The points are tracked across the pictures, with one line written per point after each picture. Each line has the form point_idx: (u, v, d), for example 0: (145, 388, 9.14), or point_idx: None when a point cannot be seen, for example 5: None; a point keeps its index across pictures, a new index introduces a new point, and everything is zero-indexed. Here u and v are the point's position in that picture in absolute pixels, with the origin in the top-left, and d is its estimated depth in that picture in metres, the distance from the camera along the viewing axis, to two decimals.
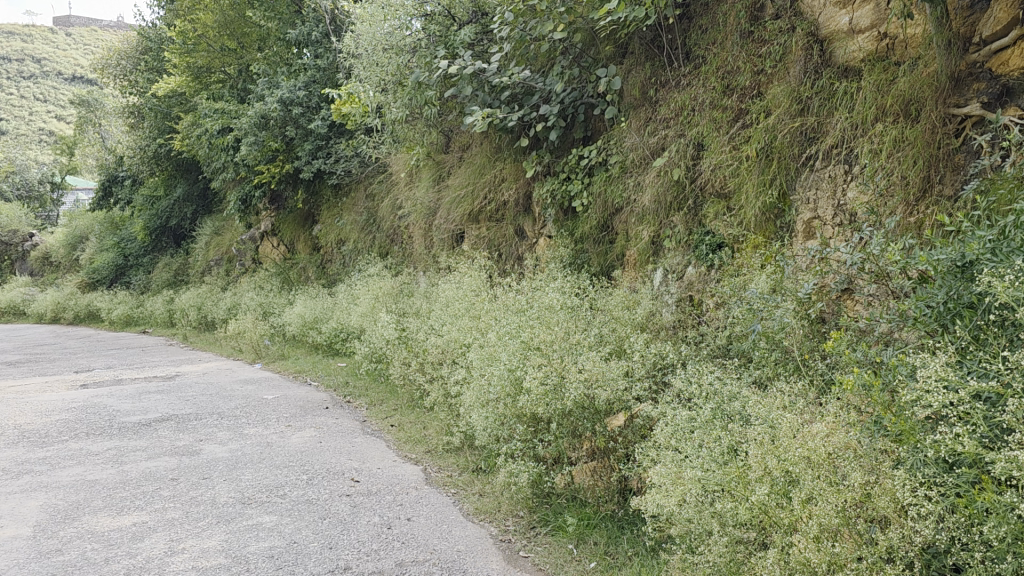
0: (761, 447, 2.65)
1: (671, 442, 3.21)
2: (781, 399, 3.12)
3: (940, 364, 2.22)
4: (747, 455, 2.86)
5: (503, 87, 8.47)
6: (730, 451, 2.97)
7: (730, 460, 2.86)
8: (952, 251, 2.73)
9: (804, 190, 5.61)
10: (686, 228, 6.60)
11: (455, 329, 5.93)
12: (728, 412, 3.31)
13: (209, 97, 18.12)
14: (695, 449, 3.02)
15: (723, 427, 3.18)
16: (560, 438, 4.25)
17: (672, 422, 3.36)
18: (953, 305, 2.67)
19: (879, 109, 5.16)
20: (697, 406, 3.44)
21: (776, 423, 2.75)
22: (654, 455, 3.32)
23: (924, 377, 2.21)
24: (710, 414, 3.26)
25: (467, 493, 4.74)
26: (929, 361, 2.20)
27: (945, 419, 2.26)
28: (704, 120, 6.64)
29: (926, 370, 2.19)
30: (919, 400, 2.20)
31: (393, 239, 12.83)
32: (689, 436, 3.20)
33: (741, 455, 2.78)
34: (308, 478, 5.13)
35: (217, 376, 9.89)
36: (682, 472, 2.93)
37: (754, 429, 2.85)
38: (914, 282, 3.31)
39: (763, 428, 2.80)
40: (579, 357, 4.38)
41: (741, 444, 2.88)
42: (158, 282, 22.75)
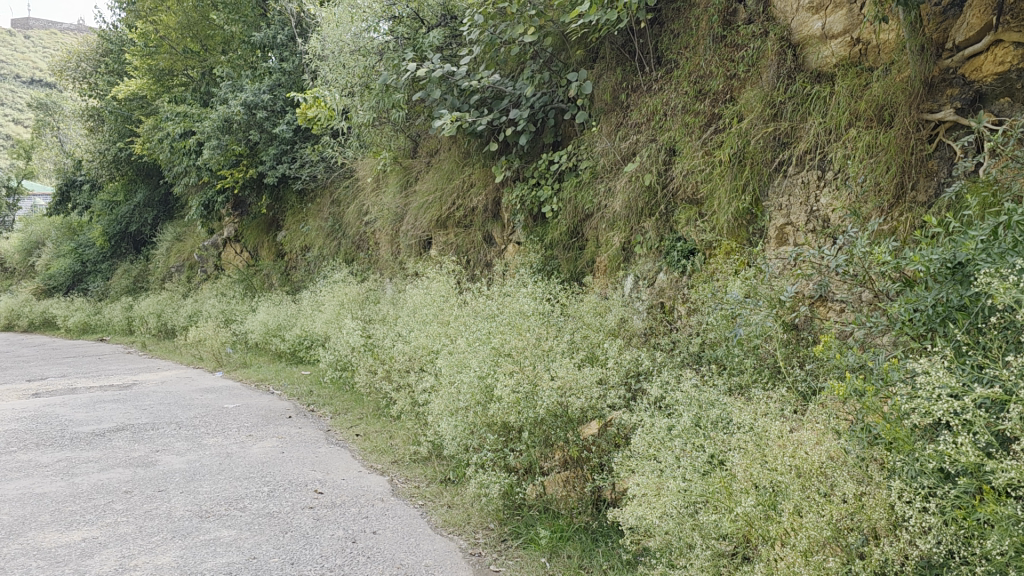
0: (746, 457, 2.55)
1: (648, 450, 3.09)
2: (762, 407, 3.02)
3: (936, 370, 2.14)
4: (730, 465, 2.76)
5: (472, 91, 8.34)
6: (711, 461, 2.86)
7: (710, 470, 2.76)
8: (944, 252, 2.71)
9: (777, 196, 5.57)
10: (657, 234, 6.54)
11: (422, 336, 5.78)
12: (708, 420, 3.21)
13: (170, 101, 17.79)
14: (675, 458, 2.91)
15: (703, 435, 3.08)
16: (533, 447, 4.12)
17: (650, 431, 3.24)
18: (942, 308, 2.68)
19: (853, 114, 5.12)
20: (675, 414, 3.34)
21: (761, 431, 2.66)
22: (632, 465, 3.20)
23: (921, 382, 2.13)
24: (690, 423, 3.16)
25: (435, 504, 4.59)
26: (926, 366, 2.13)
27: (940, 427, 2.17)
28: (676, 125, 6.57)
29: (923, 375, 2.12)
30: (916, 406, 2.11)
31: (359, 246, 12.64)
32: (666, 445, 3.09)
33: (724, 465, 2.67)
34: (270, 490, 4.94)
35: (176, 385, 9.64)
36: (663, 483, 2.81)
37: (736, 437, 2.75)
38: (901, 284, 3.30)
39: (746, 437, 2.70)
40: (552, 364, 4.27)
41: (724, 453, 2.77)
42: (117, 289, 22.27)
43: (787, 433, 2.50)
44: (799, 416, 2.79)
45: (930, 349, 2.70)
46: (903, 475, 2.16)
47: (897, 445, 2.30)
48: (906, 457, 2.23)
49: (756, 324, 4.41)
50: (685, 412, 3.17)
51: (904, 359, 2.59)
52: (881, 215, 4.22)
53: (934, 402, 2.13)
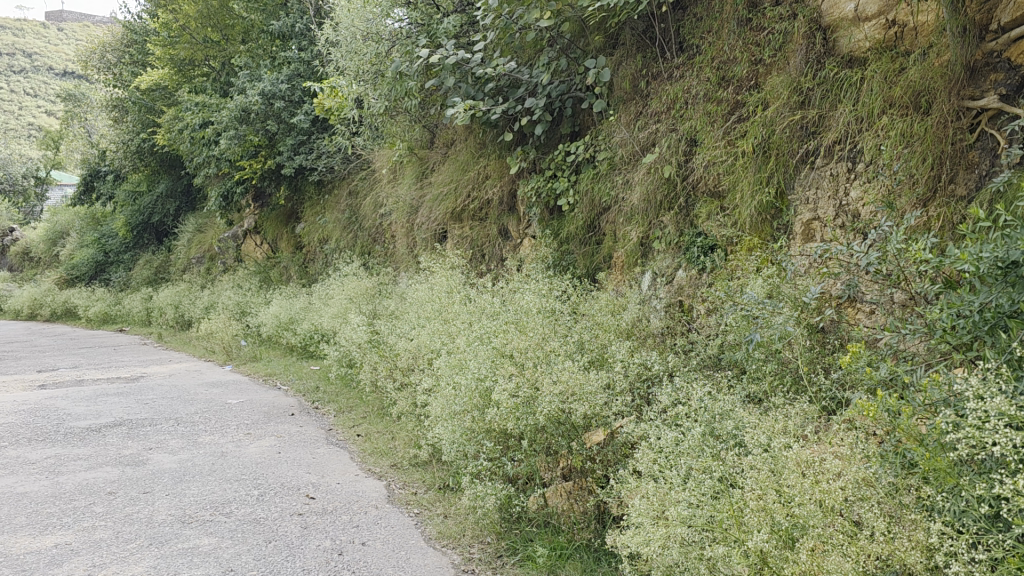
0: (760, 483, 2.24)
1: (652, 468, 2.78)
2: (781, 424, 2.70)
3: (991, 393, 1.84)
4: (742, 490, 2.44)
5: (487, 79, 8.03)
6: (720, 484, 2.55)
7: (719, 498, 2.44)
8: (998, 249, 2.47)
9: (804, 189, 5.22)
10: (676, 229, 6.21)
11: (424, 332, 5.49)
12: (724, 437, 2.89)
13: (191, 91, 17.64)
14: (681, 479, 2.60)
15: (713, 453, 2.76)
16: (533, 456, 3.84)
17: (656, 445, 2.93)
18: (992, 314, 2.50)
19: (886, 101, 4.76)
20: (685, 427, 3.02)
21: (776, 454, 2.35)
22: (636, 482, 2.89)
23: (974, 404, 1.84)
24: (701, 440, 2.84)
25: (431, 514, 4.31)
26: (979, 388, 1.83)
27: (991, 459, 1.87)
28: (697, 114, 6.20)
29: (977, 399, 1.82)
30: (964, 432, 1.81)
31: (375, 239, 12.39)
32: (673, 463, 2.77)
33: (736, 490, 2.36)
34: (259, 494, 4.69)
35: (183, 378, 9.45)
36: (666, 508, 2.50)
37: (750, 460, 2.44)
38: (941, 287, 2.98)
39: (761, 460, 2.39)
40: (555, 367, 3.95)
41: (736, 477, 2.47)
42: (138, 279, 22.25)
43: (809, 453, 2.20)
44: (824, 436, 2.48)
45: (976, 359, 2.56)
46: (946, 515, 1.86)
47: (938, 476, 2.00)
48: (947, 490, 1.93)
49: (787, 328, 4.09)
50: (694, 426, 2.85)
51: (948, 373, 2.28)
52: (920, 208, 3.89)
53: (986, 429, 1.83)
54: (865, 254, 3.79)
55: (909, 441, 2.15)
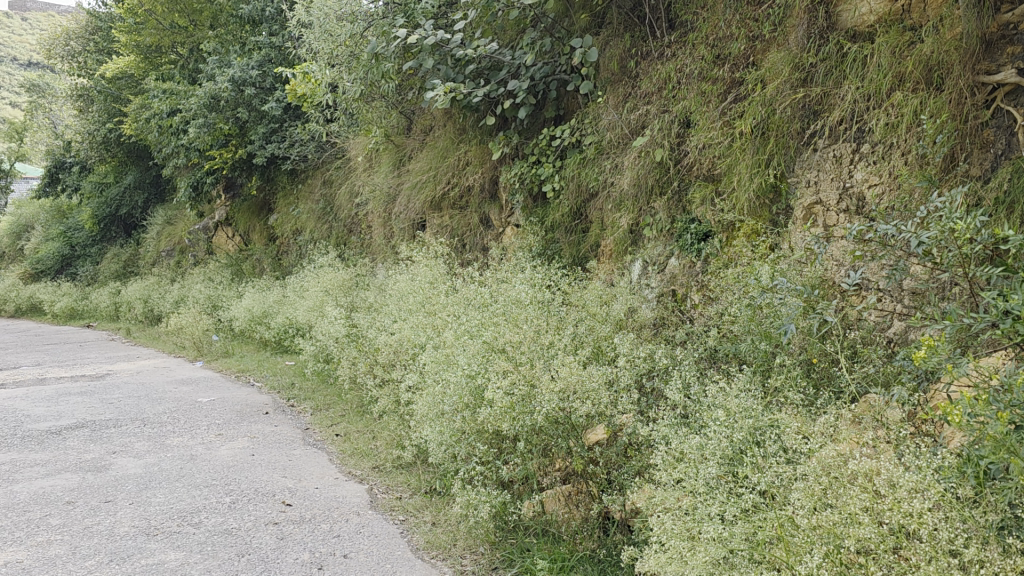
0: (812, 499, 1.97)
1: (671, 476, 2.50)
2: (815, 428, 2.43)
3: None
4: (780, 505, 2.19)
5: (468, 61, 7.67)
6: (753, 499, 2.28)
7: (756, 512, 2.16)
8: None
9: (805, 171, 4.97)
10: (668, 215, 5.95)
11: (407, 325, 5.17)
12: (751, 441, 2.60)
13: (157, 78, 17.07)
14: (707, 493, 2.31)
15: (741, 463, 2.49)
16: (530, 458, 3.54)
17: (674, 448, 2.65)
18: None
19: (896, 77, 4.48)
20: (705, 430, 2.74)
21: (825, 464, 2.08)
22: (653, 493, 2.60)
23: None
24: (728, 445, 2.56)
25: (417, 521, 4.01)
26: None
27: None
28: (691, 94, 5.90)
29: None
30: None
31: (351, 229, 12.02)
32: (693, 471, 2.49)
33: (778, 506, 2.09)
34: (231, 502, 4.35)
35: (150, 375, 9.05)
36: (695, 526, 2.22)
37: (793, 469, 2.17)
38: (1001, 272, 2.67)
39: (805, 468, 2.12)
40: (553, 362, 3.64)
41: (773, 491, 2.21)
42: (106, 273, 21.67)
43: (874, 461, 1.93)
44: (875, 446, 2.24)
45: None
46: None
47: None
48: None
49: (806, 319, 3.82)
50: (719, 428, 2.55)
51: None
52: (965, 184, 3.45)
53: None
54: (914, 234, 3.18)
55: (993, 454, 1.94)
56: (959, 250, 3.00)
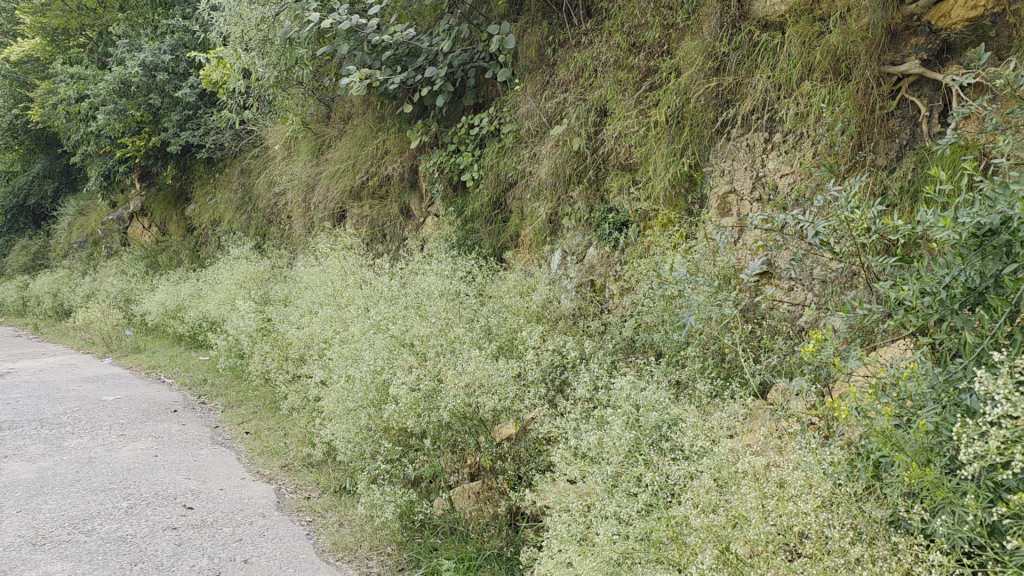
0: (703, 501, 1.95)
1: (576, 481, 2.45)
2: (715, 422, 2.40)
3: (1009, 399, 1.58)
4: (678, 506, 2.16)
5: (384, 46, 7.48)
6: (656, 498, 2.24)
7: (653, 509, 2.11)
8: (980, 214, 2.00)
9: (719, 161, 4.98)
10: (587, 205, 5.92)
11: (316, 319, 5.00)
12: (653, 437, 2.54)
13: (65, 62, 16.32)
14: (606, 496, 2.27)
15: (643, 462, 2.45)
16: (438, 455, 3.45)
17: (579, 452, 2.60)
18: (963, 291, 2.09)
19: (806, 67, 4.48)
20: (611, 427, 2.69)
21: (719, 462, 2.06)
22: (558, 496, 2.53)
23: (994, 414, 1.58)
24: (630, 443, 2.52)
25: (325, 522, 3.88)
26: (1003, 398, 1.57)
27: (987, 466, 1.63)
28: (607, 82, 5.85)
29: (998, 410, 1.56)
30: (975, 446, 1.59)
31: (271, 220, 11.70)
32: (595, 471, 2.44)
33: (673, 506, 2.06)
34: (128, 507, 4.14)
35: (54, 373, 8.64)
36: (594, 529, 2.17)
37: (689, 467, 2.15)
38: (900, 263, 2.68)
39: (701, 467, 2.10)
40: (459, 357, 3.55)
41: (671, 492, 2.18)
42: (13, 267, 20.74)
43: (764, 460, 1.91)
44: (772, 443, 2.23)
45: (949, 345, 2.14)
46: (940, 540, 1.63)
47: (919, 492, 1.78)
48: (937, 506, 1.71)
49: (715, 309, 3.83)
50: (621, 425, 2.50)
51: (926, 362, 2.02)
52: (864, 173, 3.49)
53: (988, 437, 1.58)
54: (812, 224, 3.28)
55: (884, 448, 1.93)
56: (854, 239, 3.09)
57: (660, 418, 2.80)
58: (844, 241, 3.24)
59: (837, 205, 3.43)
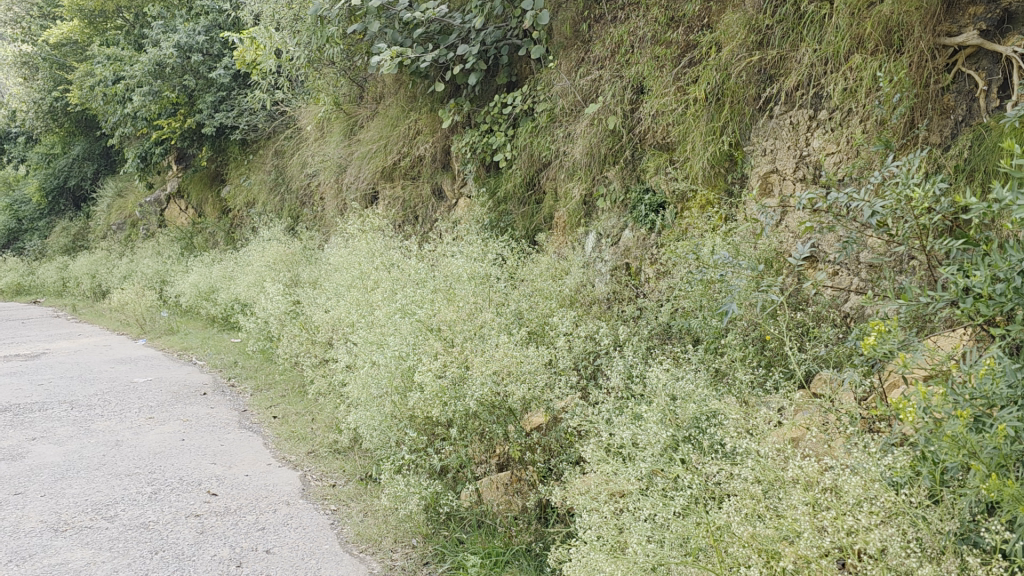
0: (747, 509, 1.84)
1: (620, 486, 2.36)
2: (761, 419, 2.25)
3: None
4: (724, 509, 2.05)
5: (416, 24, 7.32)
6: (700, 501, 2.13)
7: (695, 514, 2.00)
8: None
9: (760, 139, 4.78)
10: (622, 185, 5.74)
11: (343, 302, 4.88)
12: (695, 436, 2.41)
13: (103, 44, 16.42)
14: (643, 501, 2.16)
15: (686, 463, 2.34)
16: (465, 445, 3.30)
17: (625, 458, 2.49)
18: None
19: (855, 39, 4.19)
20: (649, 426, 2.55)
21: (766, 464, 1.94)
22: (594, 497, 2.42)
23: None
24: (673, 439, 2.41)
25: (350, 511, 3.78)
26: None
27: None
28: (644, 58, 5.57)
29: None
30: None
31: (304, 201, 11.65)
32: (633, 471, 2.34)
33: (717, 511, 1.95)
34: (152, 492, 4.08)
35: (88, 354, 8.69)
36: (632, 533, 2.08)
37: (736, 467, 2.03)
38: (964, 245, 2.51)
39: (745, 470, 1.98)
40: (487, 343, 3.41)
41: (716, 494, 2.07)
42: (55, 248, 21.08)
43: (815, 464, 1.80)
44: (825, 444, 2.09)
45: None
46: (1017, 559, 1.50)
47: (994, 503, 1.64)
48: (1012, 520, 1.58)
49: (759, 294, 3.67)
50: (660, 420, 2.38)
51: (1000, 356, 1.87)
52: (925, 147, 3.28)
53: None
54: (867, 204, 3.12)
55: (954, 455, 1.77)
56: (915, 218, 2.90)
57: (700, 411, 2.66)
58: (902, 221, 3.07)
59: (893, 182, 3.25)
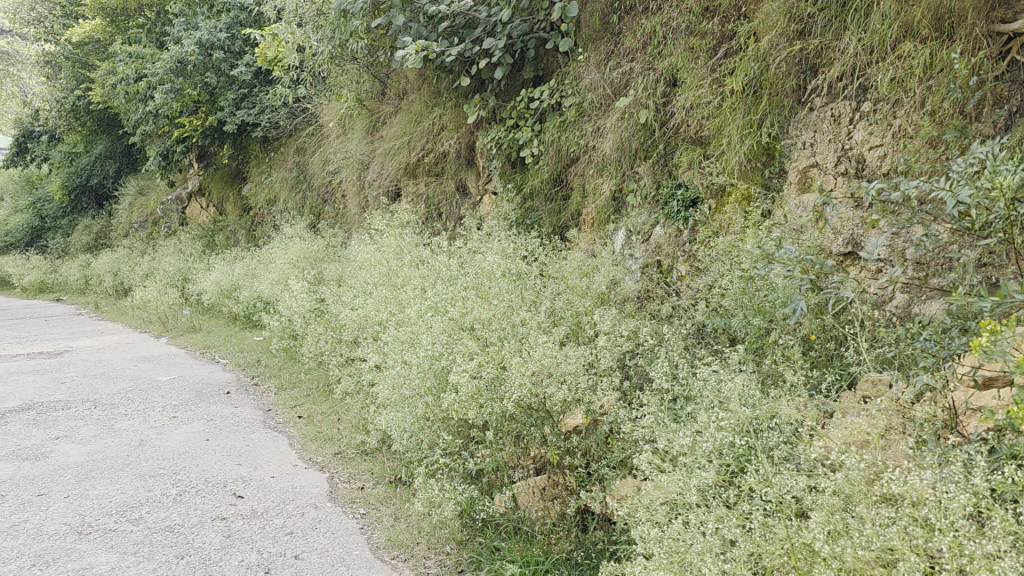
0: (834, 526, 1.89)
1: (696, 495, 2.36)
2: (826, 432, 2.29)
3: None
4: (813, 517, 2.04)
5: (441, 17, 7.20)
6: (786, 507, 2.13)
7: (774, 529, 2.02)
8: None
9: (800, 133, 4.62)
10: (653, 181, 5.60)
11: (370, 300, 4.77)
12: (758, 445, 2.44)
13: (124, 43, 16.45)
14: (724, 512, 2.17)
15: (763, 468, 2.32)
16: (502, 448, 3.18)
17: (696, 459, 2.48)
18: None
19: (904, 27, 3.98)
20: (714, 434, 2.48)
21: (853, 479, 1.99)
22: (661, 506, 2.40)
23: None
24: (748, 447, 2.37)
25: (380, 515, 3.67)
26: None
27: None
28: (678, 49, 5.42)
29: None
30: None
31: (326, 199, 11.56)
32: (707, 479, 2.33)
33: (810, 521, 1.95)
34: (177, 494, 3.99)
35: (111, 352, 8.64)
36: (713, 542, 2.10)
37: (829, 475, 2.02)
38: None
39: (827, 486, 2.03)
40: (524, 343, 3.28)
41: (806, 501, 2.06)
42: (77, 246, 21.17)
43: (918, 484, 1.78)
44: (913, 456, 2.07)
45: None
46: None
47: None
48: None
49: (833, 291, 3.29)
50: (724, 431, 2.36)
51: None
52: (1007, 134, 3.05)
53: None
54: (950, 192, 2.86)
55: None
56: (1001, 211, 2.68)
57: (756, 416, 2.59)
58: (981, 214, 2.88)
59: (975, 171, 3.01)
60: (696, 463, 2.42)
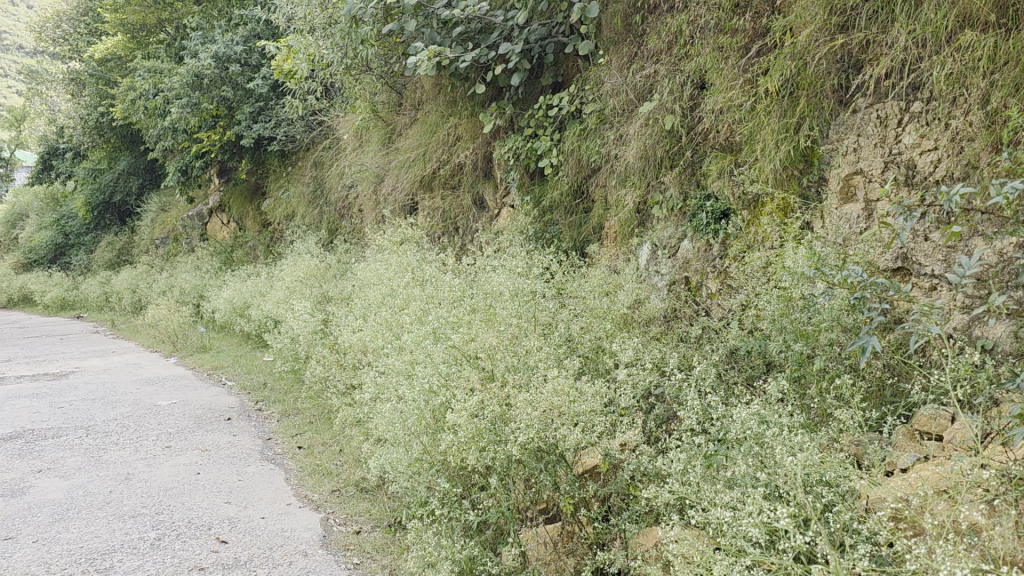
0: None
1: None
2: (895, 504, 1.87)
3: None
4: None
5: (455, 22, 6.85)
6: None
7: None
8: None
9: (841, 137, 4.17)
10: (680, 192, 5.18)
11: (372, 323, 4.40)
12: (804, 512, 2.02)
13: (145, 58, 16.34)
14: None
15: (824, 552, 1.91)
16: (507, 496, 2.77)
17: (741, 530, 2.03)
18: None
19: (962, 15, 3.52)
20: (759, 503, 2.03)
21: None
22: None
23: None
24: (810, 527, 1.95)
25: (375, 567, 3.27)
26: None
27: None
28: (706, 49, 5.00)
29: None
30: None
31: (342, 214, 11.22)
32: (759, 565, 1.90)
33: None
34: (155, 538, 3.61)
35: (116, 373, 8.33)
36: None
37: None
38: None
39: None
40: (532, 378, 2.87)
41: None
42: (99, 262, 21.07)
43: None
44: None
45: None
46: None
47: None
48: None
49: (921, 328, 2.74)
50: (766, 506, 1.92)
51: None
52: None
53: None
54: None
55: None
56: None
57: (805, 473, 2.15)
58: None
59: None
60: (735, 544, 1.99)
